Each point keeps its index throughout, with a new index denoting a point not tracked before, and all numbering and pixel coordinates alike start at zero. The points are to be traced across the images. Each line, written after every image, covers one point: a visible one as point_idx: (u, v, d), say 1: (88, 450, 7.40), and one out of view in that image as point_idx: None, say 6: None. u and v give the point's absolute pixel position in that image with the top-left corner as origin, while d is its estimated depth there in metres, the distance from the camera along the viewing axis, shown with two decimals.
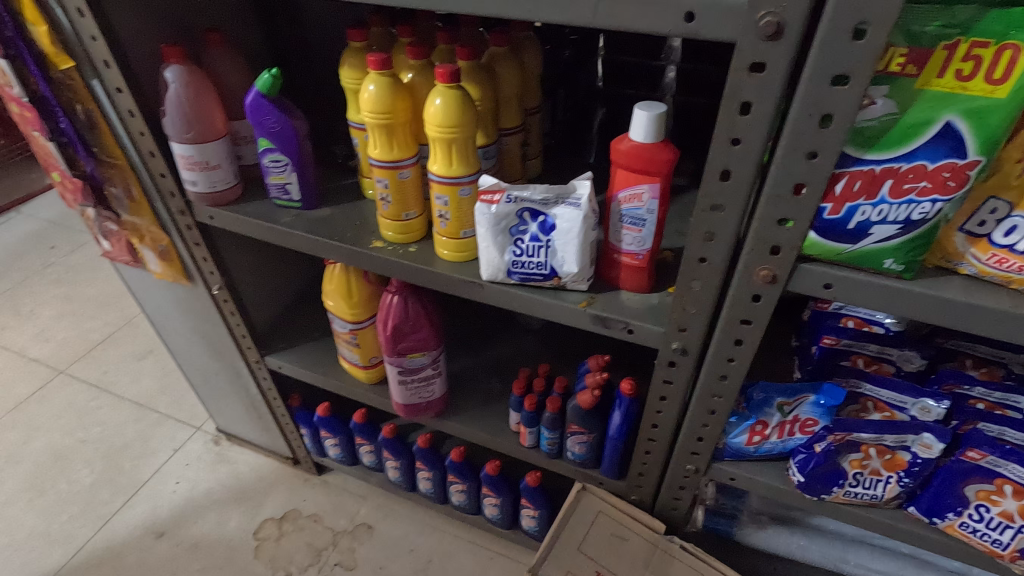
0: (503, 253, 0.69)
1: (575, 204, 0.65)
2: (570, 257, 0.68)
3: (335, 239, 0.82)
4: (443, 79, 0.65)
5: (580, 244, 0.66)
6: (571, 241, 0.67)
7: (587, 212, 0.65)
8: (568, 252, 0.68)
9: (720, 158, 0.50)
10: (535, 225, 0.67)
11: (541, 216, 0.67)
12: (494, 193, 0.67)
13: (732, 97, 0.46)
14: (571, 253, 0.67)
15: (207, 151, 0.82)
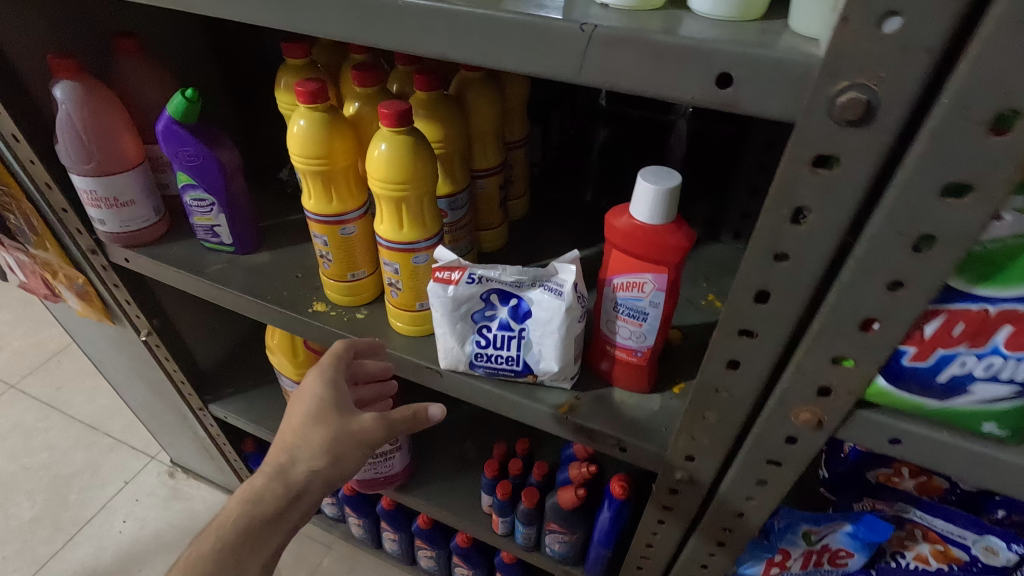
0: (463, 343, 0.54)
1: (556, 291, 0.50)
2: (550, 354, 0.52)
3: (268, 298, 0.67)
4: (387, 121, 0.49)
5: (562, 341, 0.51)
6: (550, 335, 0.51)
7: (572, 304, 0.49)
8: (546, 348, 0.52)
9: (757, 274, 0.34)
10: (504, 312, 0.52)
11: (513, 300, 0.52)
12: (452, 270, 0.51)
13: (782, 199, 0.30)
14: (550, 350, 0.52)
15: (115, 185, 0.67)
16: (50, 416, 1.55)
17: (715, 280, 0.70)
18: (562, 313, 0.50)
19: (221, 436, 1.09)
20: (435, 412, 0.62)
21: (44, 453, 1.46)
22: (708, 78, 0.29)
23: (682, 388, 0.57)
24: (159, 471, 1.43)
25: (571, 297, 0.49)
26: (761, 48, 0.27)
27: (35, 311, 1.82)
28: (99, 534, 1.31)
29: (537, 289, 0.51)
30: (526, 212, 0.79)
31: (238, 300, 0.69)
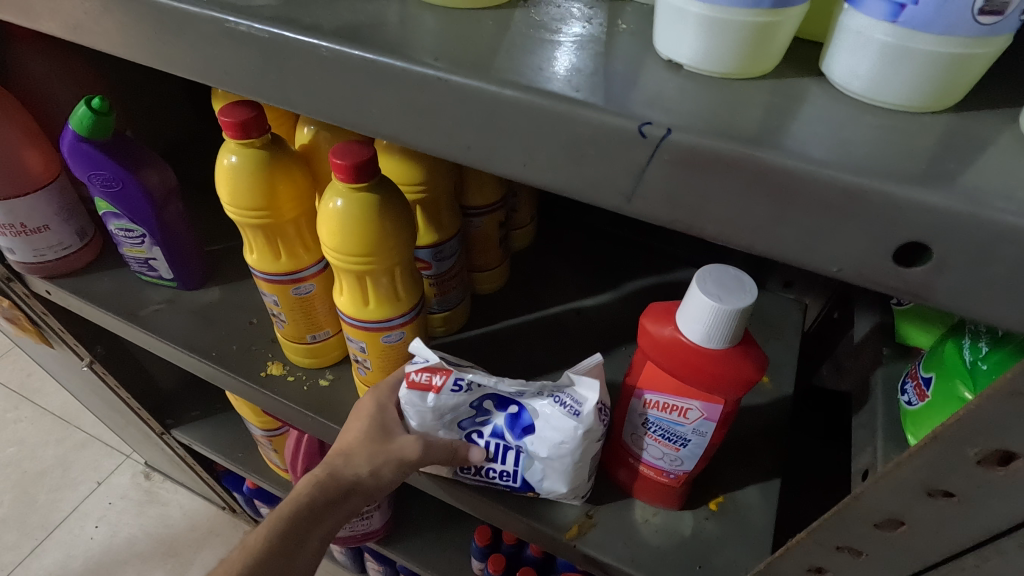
0: None
1: (569, 412, 0.37)
2: (552, 473, 0.41)
3: (213, 356, 0.55)
4: (343, 172, 0.36)
5: (571, 466, 0.39)
6: (556, 457, 0.39)
7: (587, 430, 0.37)
8: (551, 470, 0.40)
9: (886, 500, 0.22)
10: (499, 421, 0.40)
11: (510, 409, 0.40)
12: (436, 371, 0.39)
13: (963, 430, 0.18)
14: (555, 470, 0.40)
15: (19, 210, 0.54)
16: (18, 406, 1.45)
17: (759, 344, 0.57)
18: (575, 437, 0.38)
19: (188, 457, 0.99)
20: (477, 455, 0.41)
21: (12, 448, 1.38)
22: (874, 244, 0.16)
23: (718, 505, 0.46)
24: (133, 471, 1.35)
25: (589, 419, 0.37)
26: (993, 210, 0.15)
27: None
28: (68, 540, 1.24)
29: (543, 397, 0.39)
30: (532, 243, 0.66)
31: (176, 354, 0.57)
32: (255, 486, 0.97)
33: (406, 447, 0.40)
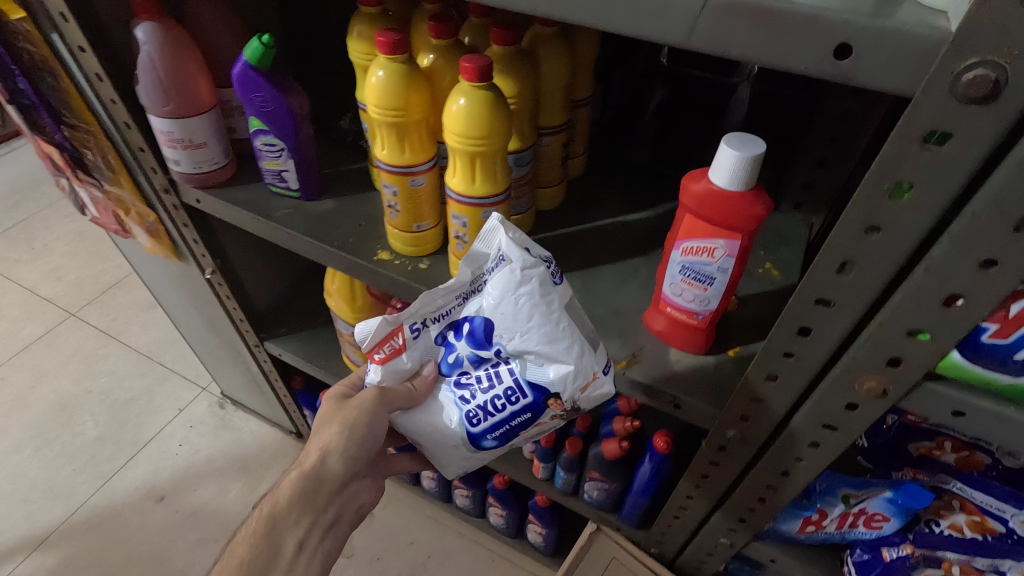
0: (451, 410, 0.59)
1: (501, 267, 0.54)
2: (541, 345, 0.53)
3: (335, 246, 0.70)
4: (468, 75, 0.50)
5: (540, 314, 0.53)
6: (524, 329, 0.54)
7: (517, 270, 0.53)
8: (532, 334, 0.53)
9: (844, 246, 0.35)
10: (460, 338, 0.58)
11: (464, 323, 0.57)
12: (394, 334, 0.57)
13: (883, 173, 0.31)
14: (541, 335, 0.53)
15: (190, 127, 0.69)
16: (107, 344, 1.64)
17: (772, 249, 0.70)
18: (520, 273, 0.53)
19: (273, 372, 1.14)
20: (429, 366, 0.60)
21: (103, 379, 1.56)
22: (826, 49, 0.29)
23: (736, 352, 0.59)
24: (209, 401, 1.51)
25: (513, 248, 0.53)
26: (886, 20, 0.27)
27: (89, 245, 1.90)
28: (155, 456, 1.41)
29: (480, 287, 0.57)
30: (583, 172, 0.79)
31: (306, 245, 0.72)
32: None
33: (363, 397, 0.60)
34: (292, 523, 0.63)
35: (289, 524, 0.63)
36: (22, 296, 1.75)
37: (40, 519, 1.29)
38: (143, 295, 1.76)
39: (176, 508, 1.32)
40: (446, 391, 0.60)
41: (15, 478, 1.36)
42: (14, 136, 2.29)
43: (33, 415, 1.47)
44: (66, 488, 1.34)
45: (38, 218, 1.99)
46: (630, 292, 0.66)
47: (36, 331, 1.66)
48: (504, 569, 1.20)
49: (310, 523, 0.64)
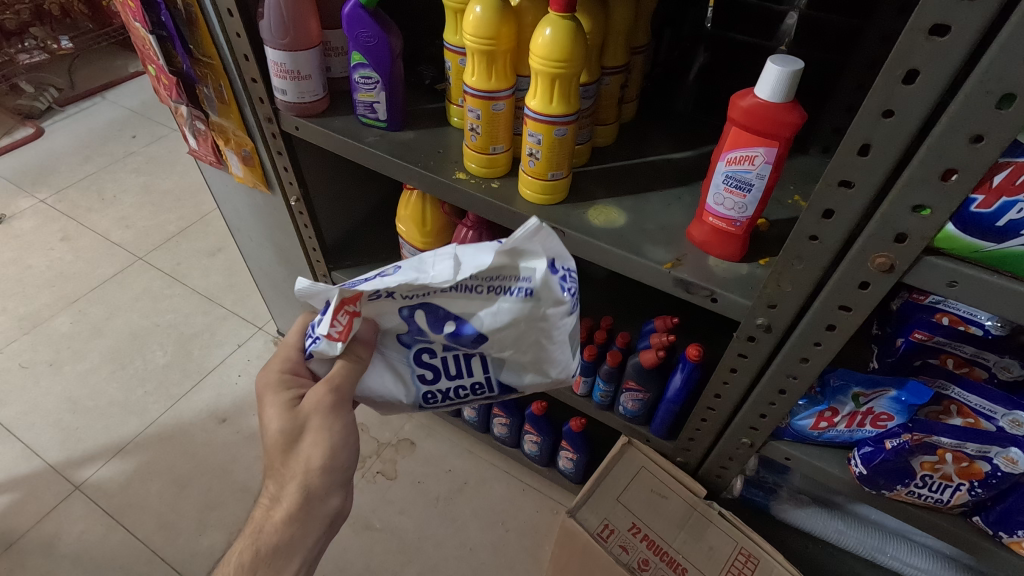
0: (410, 386, 0.64)
1: (521, 290, 0.56)
2: (528, 363, 0.61)
3: (418, 165, 0.81)
4: (557, 7, 0.62)
5: (544, 345, 0.60)
6: (524, 351, 0.60)
7: (539, 298, 0.56)
8: (525, 357, 0.61)
9: (865, 129, 0.45)
10: (438, 331, 0.59)
11: (455, 322, 0.58)
12: (348, 300, 0.56)
13: (897, 62, 0.41)
14: (530, 357, 0.61)
15: (299, 60, 0.80)
16: (173, 285, 1.78)
17: (800, 185, 0.80)
18: (544, 309, 0.57)
19: None
20: (365, 328, 0.60)
21: (170, 315, 1.70)
22: None
23: (766, 261, 0.68)
24: (266, 338, 1.64)
25: (546, 287, 0.56)
26: None
27: (155, 196, 2.05)
28: (218, 383, 1.54)
29: (480, 288, 0.57)
30: (633, 117, 0.90)
31: (391, 165, 0.82)
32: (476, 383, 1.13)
33: (319, 396, 0.62)
34: (278, 568, 0.65)
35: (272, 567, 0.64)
36: (95, 239, 1.90)
37: (118, 431, 1.44)
38: (206, 243, 1.90)
39: (237, 428, 1.45)
40: (406, 362, 0.63)
41: (95, 395, 1.51)
42: (84, 96, 2.44)
43: (110, 343, 1.62)
44: (140, 406, 1.49)
45: (109, 171, 2.15)
46: (675, 213, 0.76)
47: (109, 270, 1.81)
48: (535, 497, 1.30)
49: (300, 563, 0.66)
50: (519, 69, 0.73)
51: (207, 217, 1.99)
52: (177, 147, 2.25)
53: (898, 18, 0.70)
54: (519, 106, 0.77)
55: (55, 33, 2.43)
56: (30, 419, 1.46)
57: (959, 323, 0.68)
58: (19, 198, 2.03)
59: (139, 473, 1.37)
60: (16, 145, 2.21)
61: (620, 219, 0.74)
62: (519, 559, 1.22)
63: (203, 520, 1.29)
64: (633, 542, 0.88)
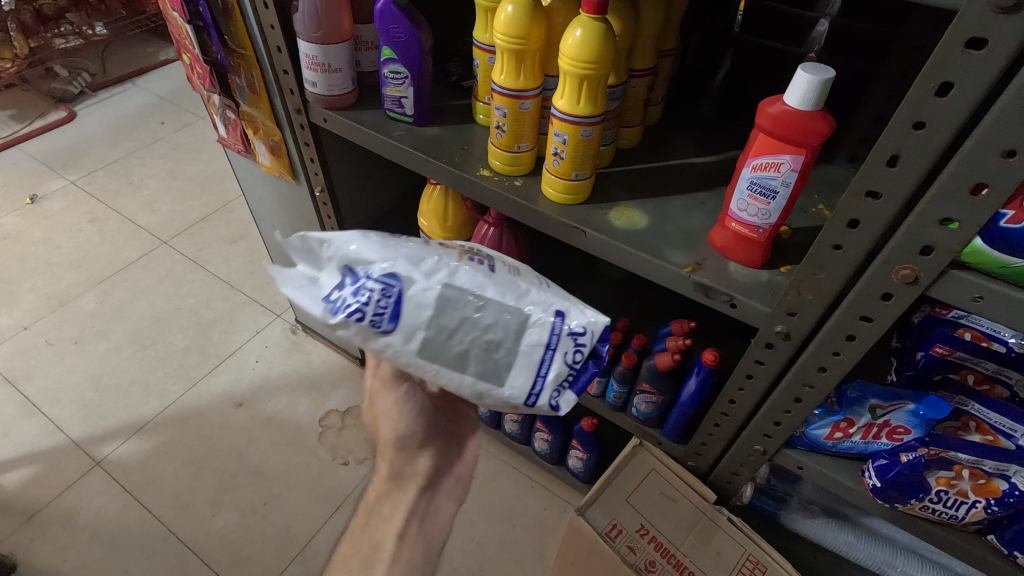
0: None
1: None
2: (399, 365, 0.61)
3: (442, 161, 0.82)
4: (588, 9, 0.62)
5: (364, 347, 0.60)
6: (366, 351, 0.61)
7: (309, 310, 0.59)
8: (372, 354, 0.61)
9: (895, 140, 0.45)
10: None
11: None
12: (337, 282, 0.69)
13: (931, 74, 0.41)
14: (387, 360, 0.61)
15: (331, 54, 0.82)
16: (195, 270, 1.81)
17: (825, 194, 0.79)
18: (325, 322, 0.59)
19: None
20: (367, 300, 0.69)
21: (191, 299, 1.73)
22: None
23: (788, 268, 0.68)
24: (283, 326, 1.67)
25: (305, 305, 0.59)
26: None
27: (181, 182, 2.09)
28: (236, 368, 1.57)
29: None
30: (658, 121, 0.90)
31: (416, 160, 0.83)
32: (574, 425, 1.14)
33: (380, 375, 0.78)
34: (386, 516, 0.76)
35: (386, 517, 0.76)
36: (122, 222, 1.95)
37: (138, 410, 1.47)
38: (228, 230, 1.93)
39: (253, 413, 1.47)
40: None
41: (117, 374, 1.55)
42: (116, 81, 2.49)
43: (132, 324, 1.66)
44: (160, 387, 1.52)
45: (137, 156, 2.19)
46: (697, 217, 0.76)
47: (134, 253, 1.85)
48: (543, 495, 1.31)
49: (403, 513, 0.75)
50: (547, 69, 0.74)
51: (230, 205, 2.02)
52: (204, 135, 2.29)
53: (933, 29, 0.70)
54: (545, 105, 0.78)
55: (91, 19, 2.48)
56: (54, 394, 1.50)
57: (982, 339, 0.67)
58: (50, 179, 2.08)
59: (157, 453, 1.40)
60: (49, 128, 2.27)
61: (641, 221, 0.74)
62: (524, 555, 1.23)
63: (218, 501, 1.32)
64: (641, 543, 0.88)
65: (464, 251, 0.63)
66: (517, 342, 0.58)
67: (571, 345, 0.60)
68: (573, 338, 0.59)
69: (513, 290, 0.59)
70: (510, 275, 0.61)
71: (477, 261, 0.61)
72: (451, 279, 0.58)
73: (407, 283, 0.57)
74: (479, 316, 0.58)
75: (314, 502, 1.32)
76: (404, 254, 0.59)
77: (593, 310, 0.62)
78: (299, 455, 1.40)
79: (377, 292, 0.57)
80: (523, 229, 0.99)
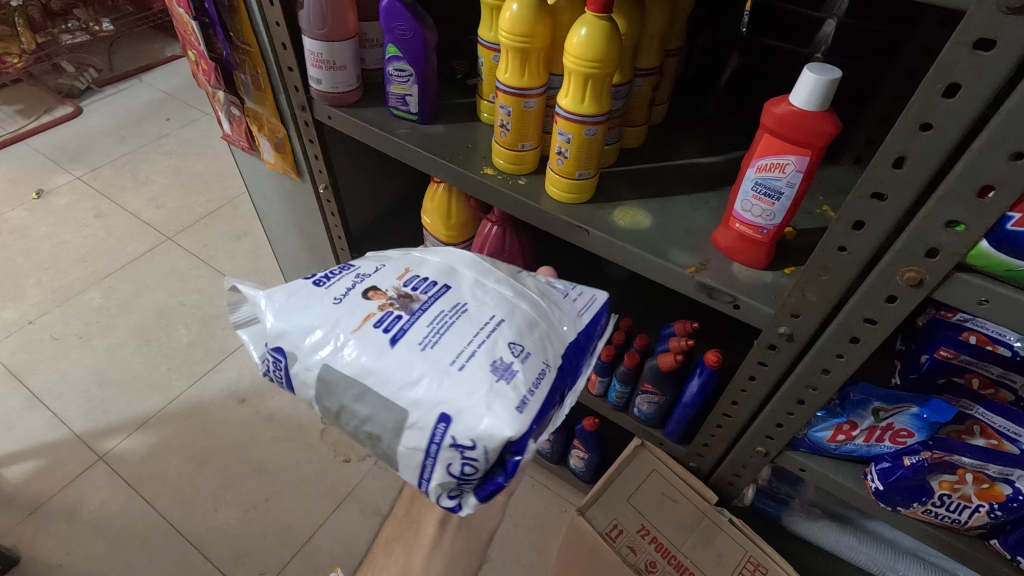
0: None
1: None
2: None
3: (446, 159, 0.82)
4: (593, 7, 0.62)
5: None
6: None
7: None
8: None
9: (901, 142, 0.45)
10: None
11: None
12: None
13: (938, 75, 0.41)
14: None
15: (335, 51, 0.82)
16: (199, 266, 1.81)
17: (830, 195, 0.79)
18: None
19: None
20: None
21: (195, 295, 1.73)
22: None
23: (792, 269, 0.68)
24: None
25: None
26: None
27: (186, 178, 2.10)
28: (239, 364, 1.57)
29: None
30: (663, 120, 0.90)
31: (420, 157, 0.83)
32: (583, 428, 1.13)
33: None
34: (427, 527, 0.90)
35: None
36: (127, 218, 1.95)
37: (141, 405, 1.48)
38: (232, 227, 1.93)
39: (256, 409, 1.48)
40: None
41: (121, 369, 1.55)
42: (122, 77, 2.50)
43: (136, 320, 1.66)
44: (163, 382, 1.53)
45: (143, 152, 2.20)
46: (701, 217, 0.75)
47: (139, 249, 1.86)
48: (544, 494, 1.31)
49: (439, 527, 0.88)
50: (552, 68, 0.74)
51: (235, 202, 2.02)
52: (209, 131, 2.30)
53: (941, 30, 0.69)
54: (550, 104, 0.77)
55: (98, 15, 2.49)
56: (58, 388, 1.51)
57: (987, 343, 0.66)
58: (56, 174, 2.09)
59: (159, 447, 1.40)
60: (55, 123, 2.28)
61: (645, 221, 0.74)
62: (524, 554, 1.23)
63: (219, 497, 1.32)
64: (641, 544, 0.88)
65: (375, 315, 0.56)
66: (397, 441, 0.53)
67: (457, 455, 0.51)
68: (456, 449, 0.51)
69: (402, 374, 0.53)
70: (411, 353, 0.53)
71: (379, 332, 0.55)
72: (339, 360, 0.55)
73: (290, 360, 0.57)
74: (368, 401, 0.54)
75: (316, 498, 1.32)
76: (303, 322, 0.57)
77: (489, 419, 0.50)
78: (301, 451, 1.40)
79: (281, 363, 0.58)
80: (527, 228, 0.99)
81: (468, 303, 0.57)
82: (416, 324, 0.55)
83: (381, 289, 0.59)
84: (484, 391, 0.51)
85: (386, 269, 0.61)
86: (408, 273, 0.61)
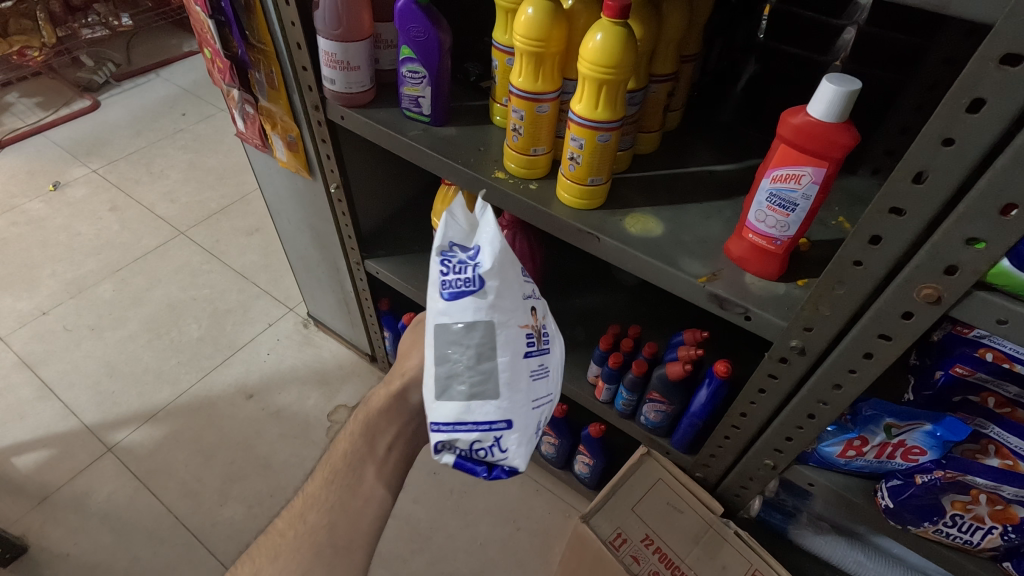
0: None
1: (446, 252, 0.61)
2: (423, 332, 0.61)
3: (458, 162, 0.81)
4: (610, 13, 0.62)
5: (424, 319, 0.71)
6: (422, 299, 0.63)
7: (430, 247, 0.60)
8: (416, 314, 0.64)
9: (922, 156, 0.44)
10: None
11: None
12: None
13: (963, 89, 0.40)
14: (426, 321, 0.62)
15: (350, 52, 0.82)
16: (211, 261, 1.82)
17: (846, 206, 0.78)
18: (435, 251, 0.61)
19: (366, 290, 1.28)
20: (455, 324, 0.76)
21: (206, 290, 1.74)
22: None
23: (805, 282, 0.67)
24: (296, 320, 1.68)
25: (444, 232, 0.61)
26: None
27: (200, 173, 2.11)
28: (248, 360, 1.58)
29: None
30: (678, 127, 0.89)
31: (432, 160, 0.83)
32: (595, 438, 1.12)
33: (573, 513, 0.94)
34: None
35: (377, 443, 0.76)
36: (141, 211, 1.97)
37: (151, 398, 1.49)
38: (244, 223, 1.94)
39: (263, 405, 1.48)
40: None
41: (131, 361, 1.57)
42: (140, 72, 2.52)
43: (148, 313, 1.68)
44: (173, 375, 1.54)
45: (158, 146, 2.22)
46: (714, 226, 0.75)
47: (152, 242, 1.87)
48: (548, 499, 1.30)
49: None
50: (566, 72, 0.73)
51: (247, 198, 2.04)
52: (224, 126, 2.31)
53: (966, 40, 0.68)
54: (563, 108, 0.77)
55: (117, 10, 2.51)
56: (70, 379, 1.53)
57: (1005, 361, 0.64)
58: (73, 167, 2.12)
59: (167, 441, 1.41)
60: (74, 116, 2.31)
61: (657, 228, 0.73)
62: (527, 559, 1.23)
63: (226, 492, 1.33)
64: (645, 553, 0.88)
65: (533, 329, 0.60)
66: (447, 390, 0.56)
67: (488, 443, 0.56)
68: (487, 442, 0.56)
69: (522, 383, 0.57)
70: (529, 372, 0.58)
71: (519, 339, 0.58)
72: (494, 320, 0.57)
73: (483, 290, 0.57)
74: (473, 355, 0.57)
75: None
76: (508, 277, 0.59)
77: (521, 454, 0.56)
78: (307, 449, 1.40)
79: (470, 265, 0.58)
80: (537, 232, 0.99)
81: (556, 379, 0.64)
82: (543, 360, 0.61)
83: (540, 315, 0.63)
84: (533, 437, 0.58)
85: (544, 308, 0.65)
86: (549, 324, 0.65)
